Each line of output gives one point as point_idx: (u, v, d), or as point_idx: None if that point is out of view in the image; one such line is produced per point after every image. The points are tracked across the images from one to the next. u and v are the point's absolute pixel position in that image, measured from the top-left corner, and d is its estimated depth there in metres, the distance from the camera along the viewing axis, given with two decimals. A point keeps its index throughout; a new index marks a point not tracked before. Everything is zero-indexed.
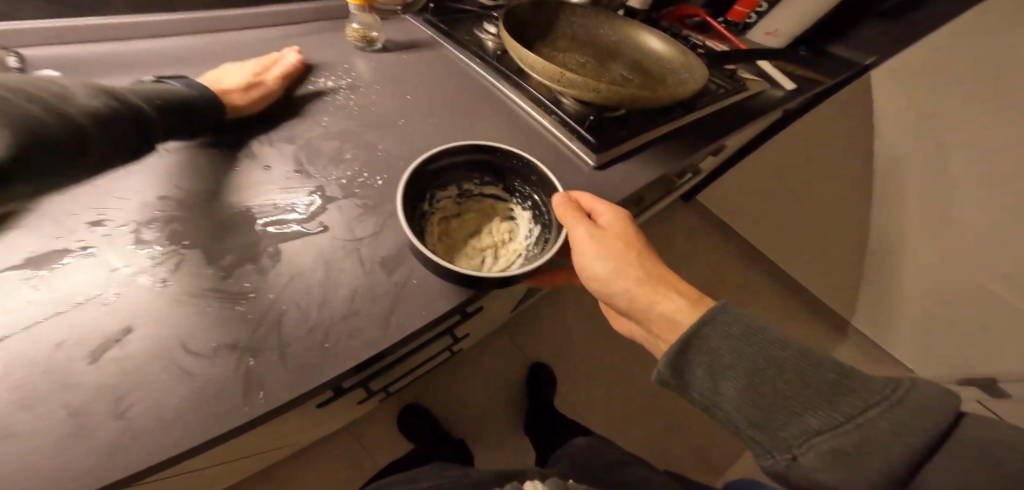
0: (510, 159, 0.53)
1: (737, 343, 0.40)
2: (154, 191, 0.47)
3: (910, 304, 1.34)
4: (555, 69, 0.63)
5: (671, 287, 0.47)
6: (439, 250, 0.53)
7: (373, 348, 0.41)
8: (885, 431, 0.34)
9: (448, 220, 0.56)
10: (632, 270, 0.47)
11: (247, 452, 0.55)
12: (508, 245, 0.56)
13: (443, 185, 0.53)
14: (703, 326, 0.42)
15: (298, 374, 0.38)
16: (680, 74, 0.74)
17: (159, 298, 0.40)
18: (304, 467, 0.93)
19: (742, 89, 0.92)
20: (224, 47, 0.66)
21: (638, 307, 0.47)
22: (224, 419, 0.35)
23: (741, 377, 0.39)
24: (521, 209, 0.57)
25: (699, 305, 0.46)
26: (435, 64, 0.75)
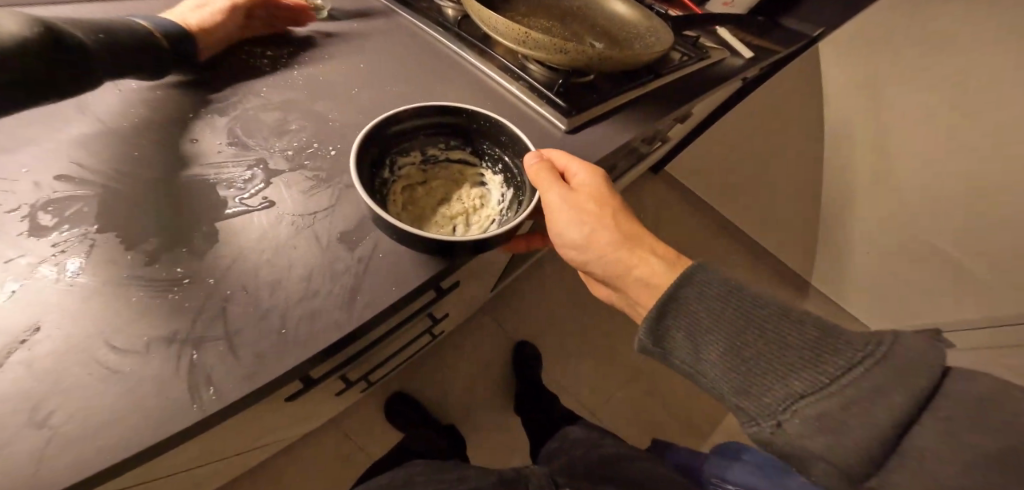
0: (476, 119, 0.50)
1: (713, 303, 0.37)
2: (50, 169, 0.41)
3: (866, 265, 1.38)
4: (519, 29, 0.59)
5: (650, 248, 0.43)
6: (405, 218, 0.49)
7: (340, 329, 0.37)
8: (872, 389, 0.30)
9: (413, 188, 0.52)
10: (608, 232, 0.43)
11: (218, 456, 0.50)
12: (480, 211, 0.53)
13: (405, 150, 0.50)
14: (676, 287, 0.38)
15: (252, 364, 0.34)
16: (645, 39, 0.71)
17: (72, 291, 0.34)
18: (285, 468, 0.87)
19: (705, 55, 0.91)
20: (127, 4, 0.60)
21: (615, 272, 0.44)
22: (166, 422, 0.30)
23: (719, 339, 0.36)
24: (491, 174, 0.54)
25: (678, 266, 0.42)
26: (391, 33, 0.70)
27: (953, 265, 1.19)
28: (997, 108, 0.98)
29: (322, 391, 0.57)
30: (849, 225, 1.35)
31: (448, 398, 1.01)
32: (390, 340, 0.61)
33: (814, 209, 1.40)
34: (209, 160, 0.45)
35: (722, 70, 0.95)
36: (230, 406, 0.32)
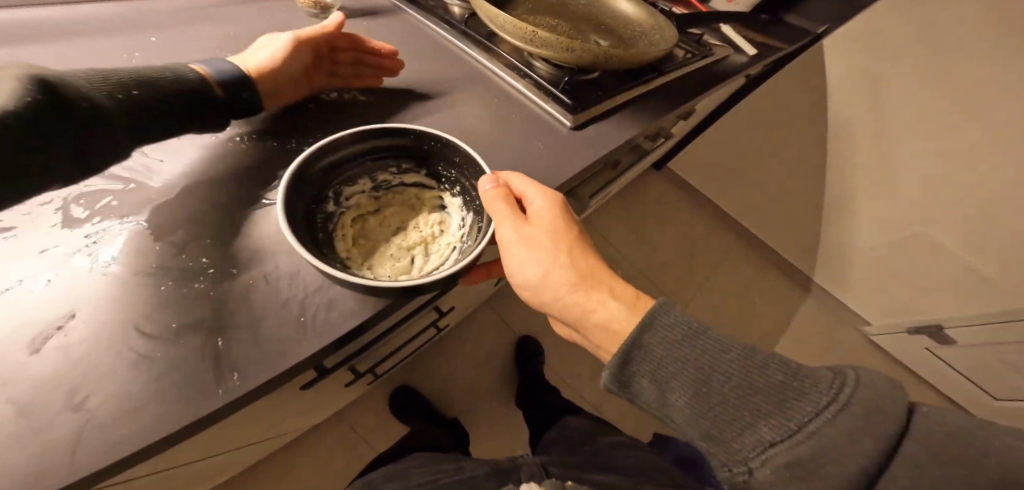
0: (426, 140, 0.44)
1: (678, 350, 0.36)
2: None
3: (868, 261, 1.39)
4: (525, 27, 0.60)
5: (608, 290, 0.41)
6: (357, 256, 0.42)
7: (358, 318, 0.38)
8: (836, 436, 0.30)
9: (364, 219, 0.46)
10: (563, 272, 0.41)
11: (232, 445, 0.52)
12: (440, 239, 0.46)
13: (349, 179, 0.44)
14: (640, 334, 0.37)
15: (272, 352, 0.35)
16: (649, 36, 0.72)
17: (102, 279, 0.36)
18: (296, 457, 0.90)
19: (706, 53, 0.92)
20: (172, 12, 0.62)
21: (572, 314, 0.42)
22: (195, 405, 0.32)
23: (686, 386, 0.35)
24: (451, 197, 0.48)
25: (638, 309, 0.40)
26: (399, 32, 0.71)
27: (953, 262, 1.20)
28: (999, 106, 0.98)
29: (333, 382, 0.59)
30: (851, 221, 1.36)
31: (453, 390, 1.04)
32: (399, 331, 0.62)
33: (816, 206, 1.41)
34: (228, 155, 0.47)
35: (725, 67, 0.96)
36: (257, 389, 0.34)
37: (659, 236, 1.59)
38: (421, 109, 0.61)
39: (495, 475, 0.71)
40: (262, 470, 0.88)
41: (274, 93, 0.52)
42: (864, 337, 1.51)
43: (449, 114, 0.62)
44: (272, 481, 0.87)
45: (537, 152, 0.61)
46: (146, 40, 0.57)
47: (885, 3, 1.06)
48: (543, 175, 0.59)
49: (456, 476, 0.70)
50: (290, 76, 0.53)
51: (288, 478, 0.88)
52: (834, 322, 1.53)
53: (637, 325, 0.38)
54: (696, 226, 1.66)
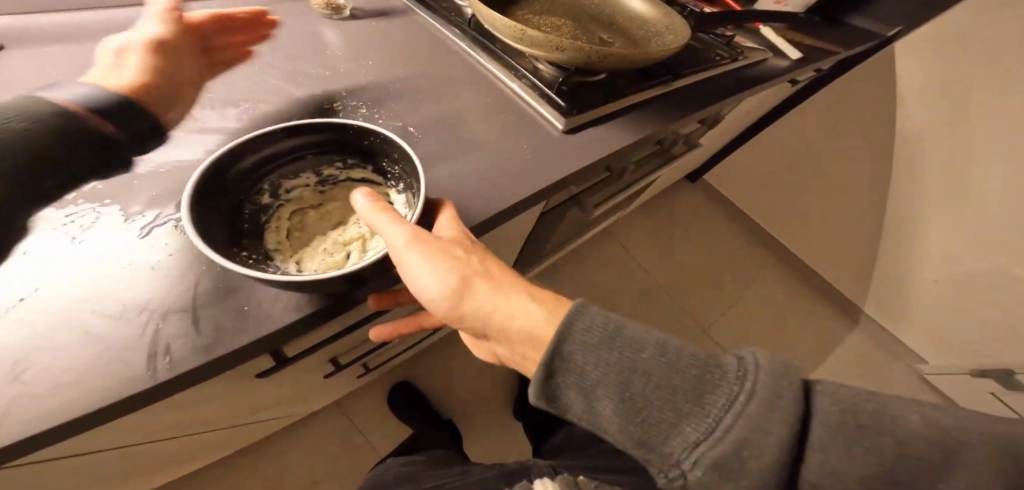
0: (364, 135, 0.45)
1: (601, 353, 0.34)
2: None
3: (929, 292, 1.25)
4: (516, 25, 0.58)
5: (525, 296, 0.41)
6: (285, 248, 0.45)
7: (301, 309, 0.39)
8: (748, 429, 0.30)
9: (305, 212, 0.48)
10: (481, 280, 0.40)
11: (211, 423, 0.55)
12: (377, 235, 0.46)
13: (293, 172, 0.47)
14: (564, 341, 0.35)
15: (208, 339, 0.36)
16: (660, 38, 0.69)
17: (71, 258, 0.39)
18: (297, 441, 0.93)
19: (736, 55, 0.86)
20: (209, 13, 0.68)
21: (495, 325, 0.40)
22: (124, 385, 0.33)
23: (613, 393, 0.34)
24: (396, 194, 0.48)
25: (557, 312, 0.40)
26: (406, 32, 0.73)
27: None
28: None
29: (311, 372, 0.61)
30: (912, 243, 1.23)
31: (453, 389, 1.04)
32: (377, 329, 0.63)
33: (870, 226, 1.29)
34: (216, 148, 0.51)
35: (760, 70, 0.90)
36: (203, 368, 0.35)
37: (688, 251, 1.52)
38: (408, 108, 0.61)
39: (494, 473, 0.71)
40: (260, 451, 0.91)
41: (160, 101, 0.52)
42: (919, 375, 1.37)
43: (437, 113, 0.62)
44: (270, 464, 0.90)
45: (522, 154, 0.60)
46: None
47: (968, 6, 0.97)
48: (526, 176, 0.57)
49: (465, 478, 0.72)
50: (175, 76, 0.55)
51: (285, 461, 0.91)
52: (882, 357, 1.39)
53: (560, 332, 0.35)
54: (729, 242, 1.57)
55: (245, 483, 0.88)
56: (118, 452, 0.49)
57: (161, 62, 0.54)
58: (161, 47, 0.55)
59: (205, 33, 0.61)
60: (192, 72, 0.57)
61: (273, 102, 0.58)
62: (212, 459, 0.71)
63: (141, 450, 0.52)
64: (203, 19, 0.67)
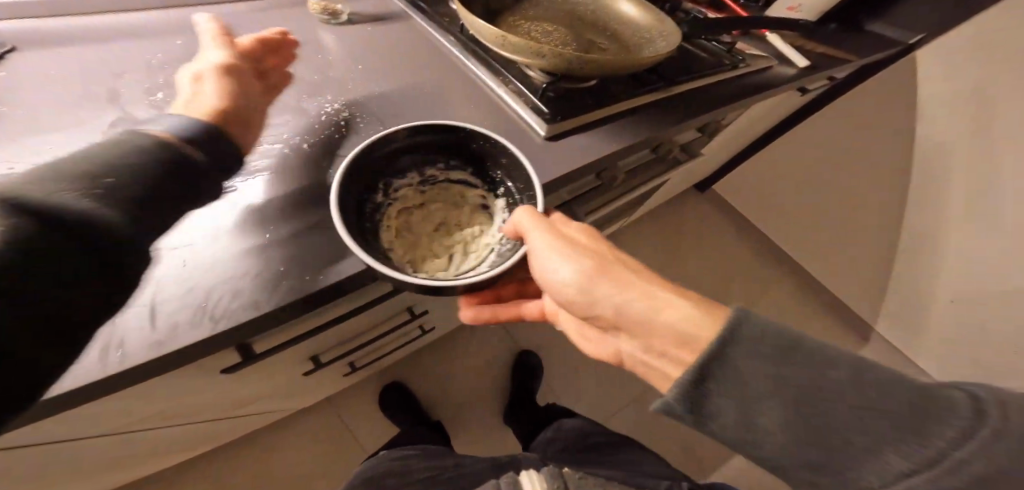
0: (475, 138, 0.53)
1: (770, 363, 0.33)
2: (67, 147, 0.48)
3: (942, 311, 1.21)
4: (497, 32, 0.58)
5: (671, 294, 0.41)
6: (397, 245, 0.51)
7: (304, 292, 0.42)
8: (988, 470, 0.26)
9: (410, 211, 0.55)
10: (615, 275, 0.43)
11: (186, 418, 0.56)
12: (480, 238, 0.55)
13: (401, 173, 0.54)
14: (728, 345, 0.34)
15: (161, 333, 0.37)
16: (653, 44, 0.68)
17: None
18: (284, 438, 0.94)
19: (736, 62, 0.85)
20: (209, 18, 0.70)
21: (640, 320, 0.41)
22: (73, 376, 0.34)
23: (787, 406, 0.32)
24: (494, 198, 0.56)
25: (711, 312, 0.39)
26: (400, 36, 0.74)
27: None
28: None
29: (290, 371, 0.61)
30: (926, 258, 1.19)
31: (444, 393, 1.04)
32: (358, 329, 0.63)
33: (882, 241, 1.25)
34: None
35: (763, 78, 0.88)
36: (152, 363, 0.36)
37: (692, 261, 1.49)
38: (391, 113, 0.61)
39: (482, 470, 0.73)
40: (249, 445, 0.92)
41: (243, 125, 0.49)
42: None
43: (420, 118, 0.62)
44: (257, 459, 0.91)
45: None
46: (174, 43, 0.65)
47: (993, 15, 0.94)
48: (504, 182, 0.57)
49: (453, 472, 0.74)
50: (246, 95, 0.51)
51: (272, 457, 0.92)
52: None
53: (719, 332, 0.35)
54: (735, 254, 1.54)
55: (230, 476, 0.89)
56: (90, 442, 0.50)
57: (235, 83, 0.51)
58: (231, 72, 0.53)
59: (257, 55, 0.59)
60: (258, 98, 0.54)
61: None
62: (196, 453, 0.73)
63: (119, 441, 0.53)
64: (203, 24, 0.69)
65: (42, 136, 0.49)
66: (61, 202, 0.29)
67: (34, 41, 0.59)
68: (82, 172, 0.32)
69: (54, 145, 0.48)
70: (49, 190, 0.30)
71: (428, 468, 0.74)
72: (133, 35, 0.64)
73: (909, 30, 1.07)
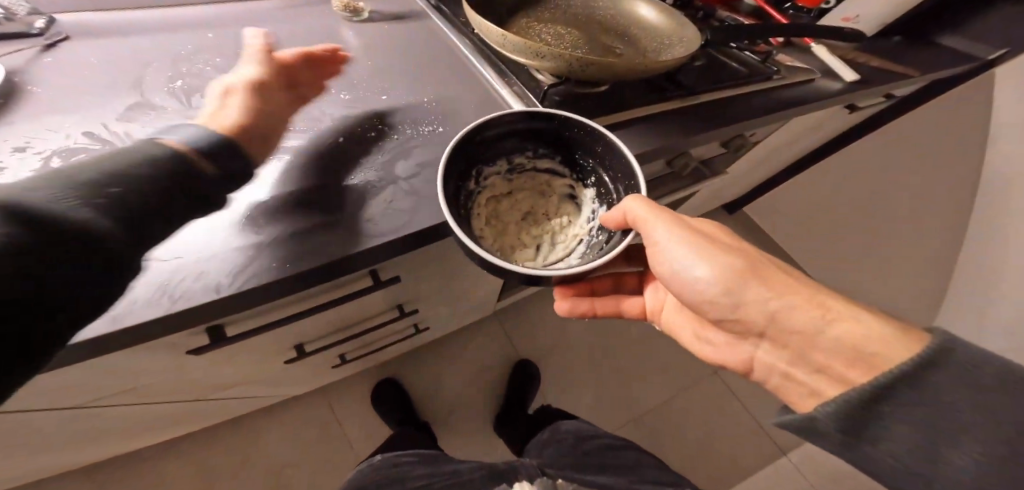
0: (569, 126, 0.51)
1: (968, 396, 0.34)
2: (81, 128, 0.52)
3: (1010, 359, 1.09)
4: (496, 30, 0.58)
5: (837, 302, 0.41)
6: (490, 232, 0.52)
7: (255, 284, 0.43)
8: None
9: (497, 199, 0.55)
10: (766, 275, 0.43)
11: (168, 397, 0.58)
12: (566, 230, 0.55)
13: (491, 160, 0.53)
14: (922, 372, 0.35)
15: (119, 309, 0.39)
16: (673, 51, 0.66)
17: None
18: (279, 424, 0.97)
19: (769, 74, 0.79)
20: (237, 14, 0.73)
21: (796, 327, 0.41)
22: None
23: (978, 441, 0.33)
24: (582, 187, 0.55)
25: (903, 334, 0.37)
26: (417, 35, 0.74)
27: None
28: None
29: (272, 359, 0.63)
30: None
31: (442, 394, 1.05)
32: (343, 323, 0.63)
33: None
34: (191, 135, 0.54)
35: (801, 91, 0.82)
36: (113, 334, 0.38)
37: None
38: (389, 108, 0.61)
39: (481, 475, 0.72)
40: (244, 428, 0.96)
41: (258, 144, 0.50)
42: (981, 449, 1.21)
43: (419, 115, 0.61)
44: (251, 442, 0.94)
45: None
46: (205, 36, 0.68)
47: None
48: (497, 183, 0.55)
49: (453, 479, 0.72)
50: (270, 112, 0.52)
51: (265, 441, 0.95)
52: None
53: (913, 356, 0.36)
54: None
55: (224, 456, 0.93)
56: (78, 414, 0.53)
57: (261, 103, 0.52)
58: (258, 87, 0.54)
59: (298, 69, 0.59)
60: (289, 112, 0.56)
61: None
62: (189, 430, 0.76)
63: (109, 413, 0.56)
64: (231, 20, 0.72)
65: (61, 117, 0.53)
66: (64, 208, 0.32)
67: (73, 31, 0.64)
68: (96, 181, 0.35)
69: (68, 125, 0.52)
70: (56, 199, 0.32)
71: (425, 475, 0.72)
72: (164, 27, 0.68)
73: (991, 44, 0.95)
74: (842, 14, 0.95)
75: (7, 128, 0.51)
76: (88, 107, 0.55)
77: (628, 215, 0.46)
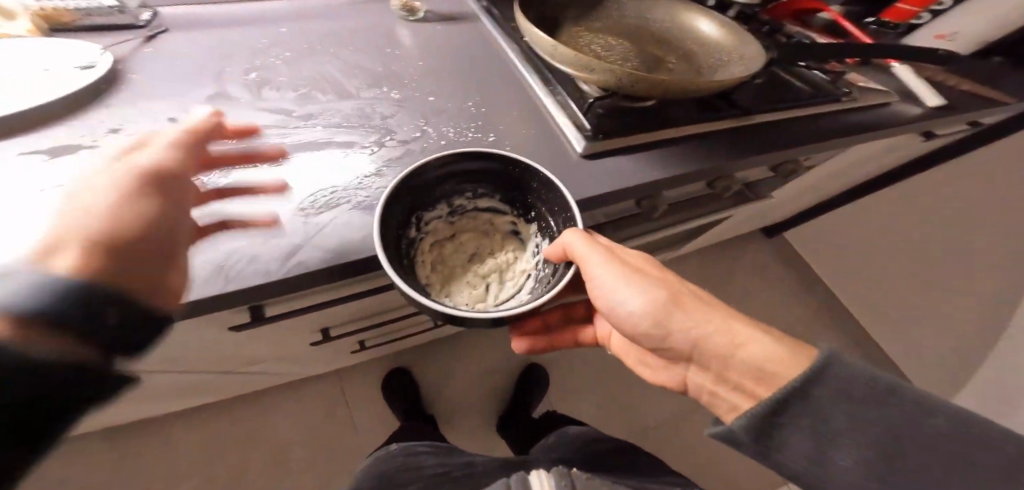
0: (507, 165, 0.51)
1: (842, 405, 0.39)
2: (168, 113, 0.58)
3: None
4: (547, 41, 0.58)
5: (749, 327, 0.45)
6: (438, 279, 0.56)
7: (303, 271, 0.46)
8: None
9: (441, 243, 0.58)
10: (690, 305, 0.46)
11: (209, 366, 0.65)
12: (516, 266, 0.58)
13: (429, 208, 0.54)
14: (805, 386, 0.40)
15: (182, 284, 0.44)
16: (730, 68, 0.63)
17: None
18: (301, 399, 1.06)
19: (838, 96, 0.74)
20: (304, 8, 0.77)
21: (720, 356, 0.44)
22: None
23: (847, 440, 0.39)
24: (523, 222, 0.57)
25: (797, 351, 0.43)
26: (468, 37, 0.76)
27: None
28: None
29: (301, 339, 0.68)
30: None
31: (452, 389, 1.11)
32: (370, 312, 0.67)
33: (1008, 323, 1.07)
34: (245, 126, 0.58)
35: (873, 114, 0.76)
36: (168, 308, 0.42)
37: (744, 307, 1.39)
38: (433, 110, 0.63)
39: (496, 466, 0.76)
40: (271, 399, 1.05)
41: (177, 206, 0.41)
42: None
43: (461, 118, 0.63)
44: (276, 412, 1.04)
45: None
46: (277, 30, 0.72)
47: None
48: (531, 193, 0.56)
49: (465, 470, 0.75)
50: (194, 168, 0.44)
51: (288, 413, 1.04)
52: None
53: (804, 371, 0.41)
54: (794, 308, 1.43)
55: (252, 422, 1.02)
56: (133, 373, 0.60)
57: (138, 236, 0.37)
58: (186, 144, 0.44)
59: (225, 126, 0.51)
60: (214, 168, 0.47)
61: (315, 85, 0.64)
62: (228, 395, 0.83)
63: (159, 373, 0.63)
64: (297, 14, 0.76)
65: (152, 103, 0.59)
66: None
67: (163, 22, 0.70)
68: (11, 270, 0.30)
69: (160, 111, 0.58)
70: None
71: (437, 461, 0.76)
72: (238, 20, 0.73)
73: None
74: (936, 31, 0.86)
75: (108, 111, 0.57)
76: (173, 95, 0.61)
77: (566, 248, 0.47)
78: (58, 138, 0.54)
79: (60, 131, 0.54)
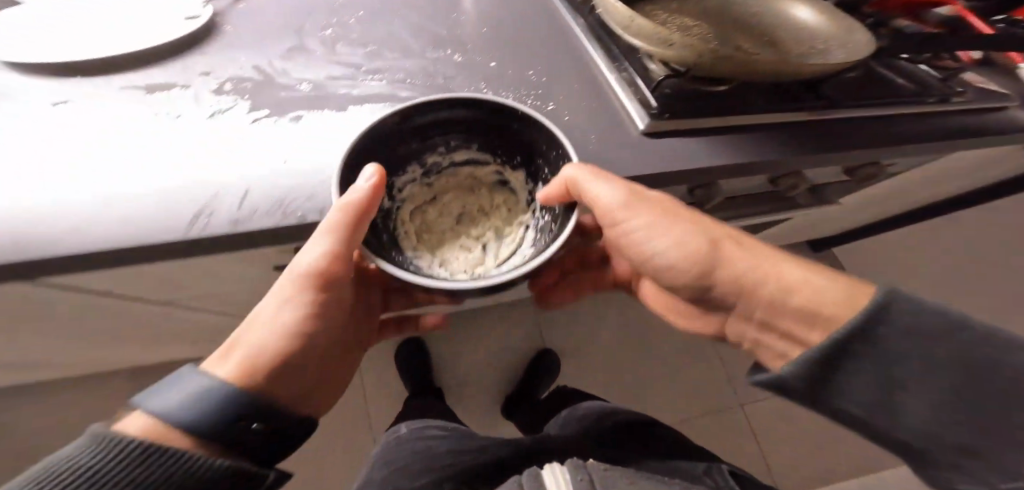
0: (479, 112, 0.50)
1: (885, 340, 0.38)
2: (250, 61, 0.62)
3: None
4: (625, 12, 0.56)
5: (788, 263, 0.47)
6: (428, 243, 0.57)
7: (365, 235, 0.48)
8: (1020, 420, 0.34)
9: (423, 210, 0.59)
10: (730, 244, 0.48)
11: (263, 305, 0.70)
12: (512, 220, 0.59)
13: (400, 172, 0.55)
14: (872, 321, 0.39)
15: (244, 215, 0.47)
16: (831, 55, 0.58)
17: (192, 126, 0.54)
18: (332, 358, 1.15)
19: (948, 95, 0.67)
20: None
21: (771, 304, 0.46)
22: (167, 232, 0.45)
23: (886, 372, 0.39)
24: (509, 170, 0.58)
25: (852, 290, 0.43)
26: (535, 8, 0.75)
27: None
28: None
29: None
30: None
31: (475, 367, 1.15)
32: None
33: None
34: (317, 78, 0.61)
35: (985, 118, 0.68)
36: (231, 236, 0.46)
37: None
38: (495, 77, 0.63)
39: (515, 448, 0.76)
40: None
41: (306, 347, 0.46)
42: None
43: (521, 86, 0.63)
44: None
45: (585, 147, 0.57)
46: None
47: None
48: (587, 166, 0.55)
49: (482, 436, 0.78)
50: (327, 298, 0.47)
51: None
52: None
53: (864, 310, 0.40)
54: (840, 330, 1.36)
55: None
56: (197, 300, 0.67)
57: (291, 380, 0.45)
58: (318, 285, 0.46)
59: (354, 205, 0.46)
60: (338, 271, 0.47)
61: (384, 44, 0.66)
62: None
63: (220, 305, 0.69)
64: None
65: (238, 51, 0.63)
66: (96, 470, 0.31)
67: None
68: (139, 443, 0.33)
69: (242, 58, 0.62)
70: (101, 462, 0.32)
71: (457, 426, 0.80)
72: None
73: None
74: None
75: (201, 56, 0.62)
76: (257, 45, 0.65)
77: (566, 183, 0.48)
78: (155, 77, 0.59)
79: (157, 73, 0.59)
